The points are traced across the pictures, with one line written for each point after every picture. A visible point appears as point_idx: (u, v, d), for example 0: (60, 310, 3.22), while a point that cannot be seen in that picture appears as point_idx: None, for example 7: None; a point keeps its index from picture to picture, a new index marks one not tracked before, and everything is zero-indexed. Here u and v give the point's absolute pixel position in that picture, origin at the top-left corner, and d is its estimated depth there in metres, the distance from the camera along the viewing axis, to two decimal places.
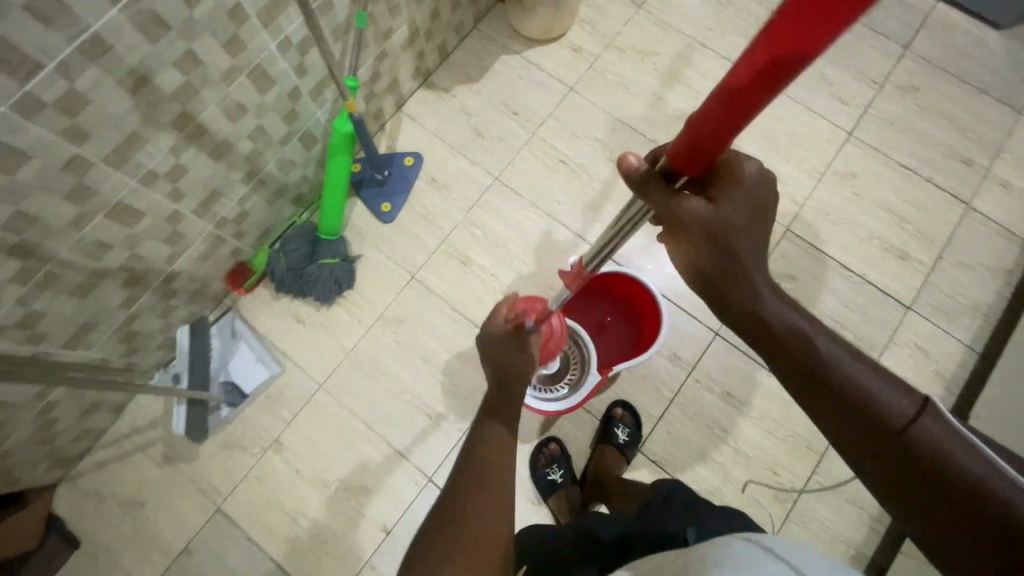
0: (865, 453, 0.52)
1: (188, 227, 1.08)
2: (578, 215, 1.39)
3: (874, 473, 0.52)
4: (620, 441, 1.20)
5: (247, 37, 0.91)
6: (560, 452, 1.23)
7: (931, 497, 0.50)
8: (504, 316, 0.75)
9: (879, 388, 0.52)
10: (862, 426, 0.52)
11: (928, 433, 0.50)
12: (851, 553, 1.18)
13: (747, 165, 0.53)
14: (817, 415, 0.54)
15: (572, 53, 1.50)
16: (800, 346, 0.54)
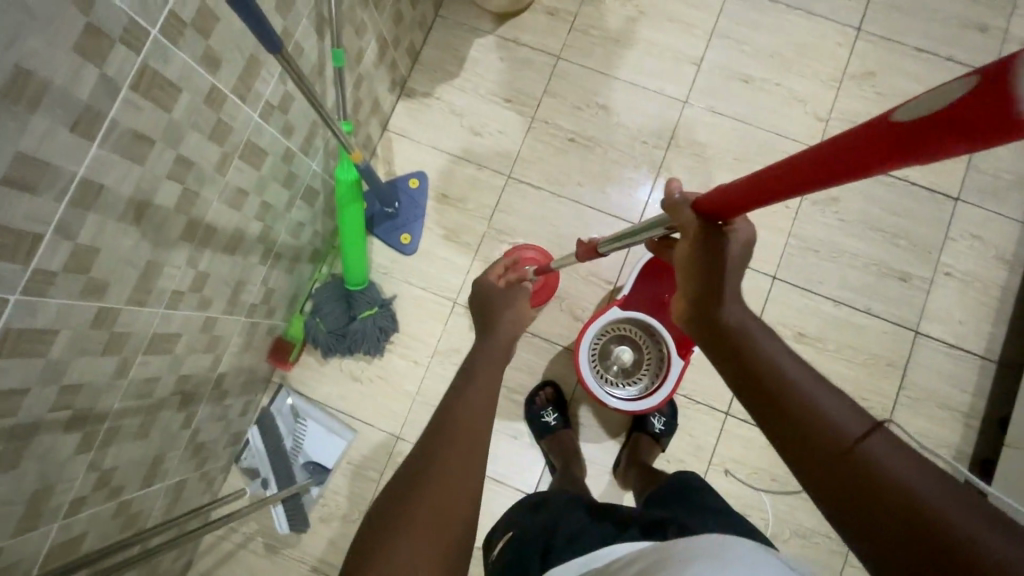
0: (807, 474, 0.45)
1: (222, 327, 1.00)
2: (603, 192, 1.31)
3: (812, 488, 0.45)
4: (657, 430, 1.18)
5: (231, 117, 0.81)
6: (557, 395, 1.23)
7: (882, 534, 0.40)
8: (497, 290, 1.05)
9: (831, 405, 0.47)
10: (804, 439, 0.46)
11: (877, 454, 0.43)
12: (954, 454, 1.19)
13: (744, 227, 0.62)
14: (760, 419, 0.50)
15: (548, 18, 1.38)
16: (767, 351, 0.53)
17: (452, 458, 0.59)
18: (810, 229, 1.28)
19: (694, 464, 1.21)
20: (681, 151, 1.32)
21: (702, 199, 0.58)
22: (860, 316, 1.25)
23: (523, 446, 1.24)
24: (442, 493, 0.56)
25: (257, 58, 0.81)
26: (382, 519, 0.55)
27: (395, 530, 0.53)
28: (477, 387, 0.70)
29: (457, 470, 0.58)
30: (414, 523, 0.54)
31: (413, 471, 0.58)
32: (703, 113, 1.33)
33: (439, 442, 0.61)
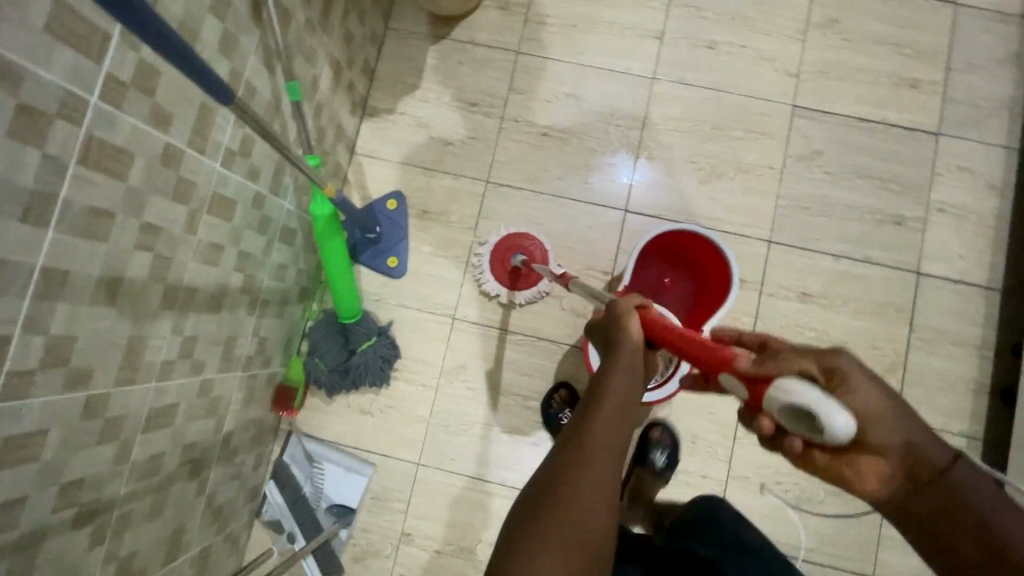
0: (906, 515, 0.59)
1: (220, 387, 0.96)
2: (585, 182, 1.29)
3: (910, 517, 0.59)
4: (658, 465, 1.18)
5: (192, 173, 0.77)
6: (572, 395, 1.21)
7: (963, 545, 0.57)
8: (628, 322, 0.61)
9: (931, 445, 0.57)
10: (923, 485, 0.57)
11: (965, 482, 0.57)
12: (974, 388, 1.19)
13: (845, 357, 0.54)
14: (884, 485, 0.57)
15: (501, 13, 1.34)
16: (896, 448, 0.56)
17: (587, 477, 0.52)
18: (797, 186, 1.26)
19: (720, 442, 1.20)
20: (657, 129, 1.29)
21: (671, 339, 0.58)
22: (861, 266, 1.24)
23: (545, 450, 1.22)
24: (578, 523, 0.50)
25: (208, 107, 0.77)
26: (522, 531, 0.51)
27: (534, 558, 0.49)
28: (605, 440, 0.53)
29: (595, 497, 0.51)
30: (555, 554, 0.49)
31: (537, 517, 0.51)
32: (673, 86, 1.30)
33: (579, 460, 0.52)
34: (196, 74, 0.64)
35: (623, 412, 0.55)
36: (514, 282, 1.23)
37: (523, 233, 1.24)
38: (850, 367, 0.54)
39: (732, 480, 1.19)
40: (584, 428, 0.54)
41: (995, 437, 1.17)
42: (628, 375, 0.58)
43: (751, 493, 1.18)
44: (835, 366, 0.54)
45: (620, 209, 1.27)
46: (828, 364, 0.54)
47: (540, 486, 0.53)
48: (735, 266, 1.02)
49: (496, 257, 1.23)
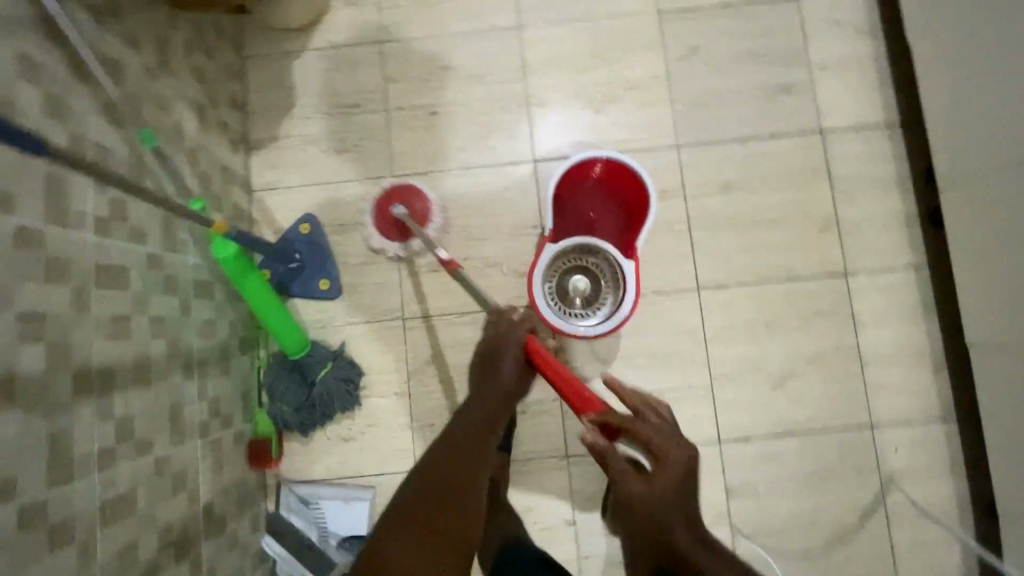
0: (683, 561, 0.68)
1: (181, 461, 0.92)
2: (486, 146, 1.27)
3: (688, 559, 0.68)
4: None
5: (61, 250, 0.72)
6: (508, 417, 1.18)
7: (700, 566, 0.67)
8: (513, 357, 0.92)
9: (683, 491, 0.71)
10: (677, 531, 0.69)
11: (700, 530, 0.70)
12: (905, 220, 1.23)
13: (677, 453, 0.73)
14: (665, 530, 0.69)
15: (351, 10, 1.31)
16: (671, 529, 0.69)
17: (451, 492, 0.80)
18: (686, 86, 1.28)
19: (693, 350, 1.21)
20: (538, 74, 1.29)
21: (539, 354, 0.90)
22: (768, 141, 1.26)
23: (533, 414, 1.21)
24: (438, 509, 0.78)
25: (57, 177, 0.73)
26: (404, 512, 0.78)
27: (405, 535, 0.76)
28: (473, 458, 0.84)
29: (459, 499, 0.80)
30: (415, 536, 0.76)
31: (407, 505, 0.78)
32: (541, 29, 1.30)
33: (452, 473, 0.82)
34: (22, 147, 0.60)
35: (484, 429, 0.87)
36: (403, 236, 1.20)
37: (400, 185, 1.22)
38: (678, 468, 0.72)
39: (716, 381, 1.20)
40: (455, 446, 0.84)
41: (936, 259, 1.22)
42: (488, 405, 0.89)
43: (737, 389, 1.20)
44: (667, 458, 0.73)
45: (528, 162, 1.27)
46: (659, 451, 0.74)
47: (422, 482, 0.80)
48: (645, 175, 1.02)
49: (379, 216, 1.21)
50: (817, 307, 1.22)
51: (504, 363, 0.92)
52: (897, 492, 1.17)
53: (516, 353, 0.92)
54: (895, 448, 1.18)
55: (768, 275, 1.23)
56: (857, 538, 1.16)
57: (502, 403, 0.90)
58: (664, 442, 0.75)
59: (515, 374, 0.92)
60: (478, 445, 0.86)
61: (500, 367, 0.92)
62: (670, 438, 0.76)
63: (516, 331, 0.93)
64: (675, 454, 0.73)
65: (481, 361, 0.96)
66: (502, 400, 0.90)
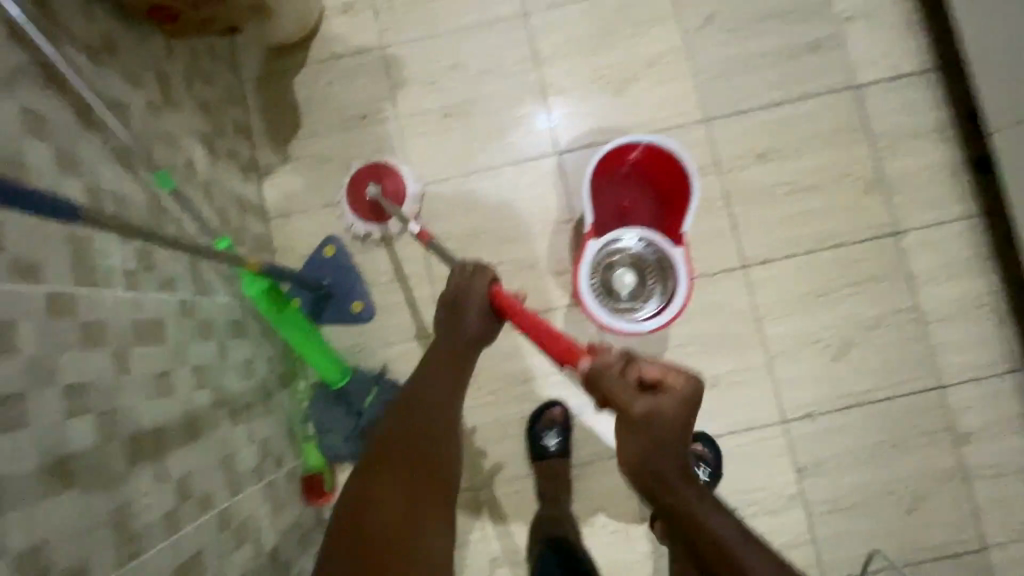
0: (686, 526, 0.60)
1: (241, 510, 0.88)
2: (505, 143, 1.22)
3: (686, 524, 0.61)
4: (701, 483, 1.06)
5: (96, 313, 0.68)
6: (564, 416, 1.14)
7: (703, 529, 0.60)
8: (478, 303, 0.84)
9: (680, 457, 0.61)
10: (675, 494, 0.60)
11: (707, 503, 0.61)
12: (952, 170, 1.17)
13: (684, 381, 0.62)
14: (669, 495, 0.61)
15: (347, 17, 1.24)
16: (674, 459, 0.60)
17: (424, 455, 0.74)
18: (708, 55, 1.21)
19: (746, 330, 1.16)
20: (549, 60, 1.22)
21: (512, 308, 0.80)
22: (800, 103, 1.20)
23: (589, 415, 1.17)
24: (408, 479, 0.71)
25: (80, 236, 0.68)
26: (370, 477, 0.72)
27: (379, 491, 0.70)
28: (445, 414, 0.78)
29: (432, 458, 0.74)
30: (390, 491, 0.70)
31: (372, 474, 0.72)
32: (547, 13, 1.23)
33: (419, 434, 0.75)
34: (53, 215, 0.54)
35: (454, 390, 0.80)
36: (380, 218, 1.17)
37: (369, 164, 1.18)
38: (686, 397, 0.61)
39: (773, 360, 1.15)
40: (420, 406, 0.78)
41: (989, 207, 1.16)
42: (452, 358, 0.82)
43: (796, 365, 1.15)
44: (673, 387, 0.62)
45: (551, 154, 1.21)
46: (662, 379, 0.63)
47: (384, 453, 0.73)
48: (687, 156, 0.97)
49: (354, 199, 1.17)
50: (870, 271, 1.16)
51: (469, 310, 0.83)
52: (974, 452, 1.13)
53: (480, 300, 0.84)
54: (967, 407, 1.14)
55: (816, 243, 1.17)
56: (936, 504, 1.13)
57: (468, 352, 0.83)
58: (667, 371, 0.63)
59: (481, 322, 0.83)
60: (445, 407, 0.78)
61: (464, 313, 0.83)
62: (675, 368, 0.63)
63: (479, 276, 0.85)
64: (680, 381, 0.62)
65: (442, 312, 0.86)
66: (465, 347, 0.82)
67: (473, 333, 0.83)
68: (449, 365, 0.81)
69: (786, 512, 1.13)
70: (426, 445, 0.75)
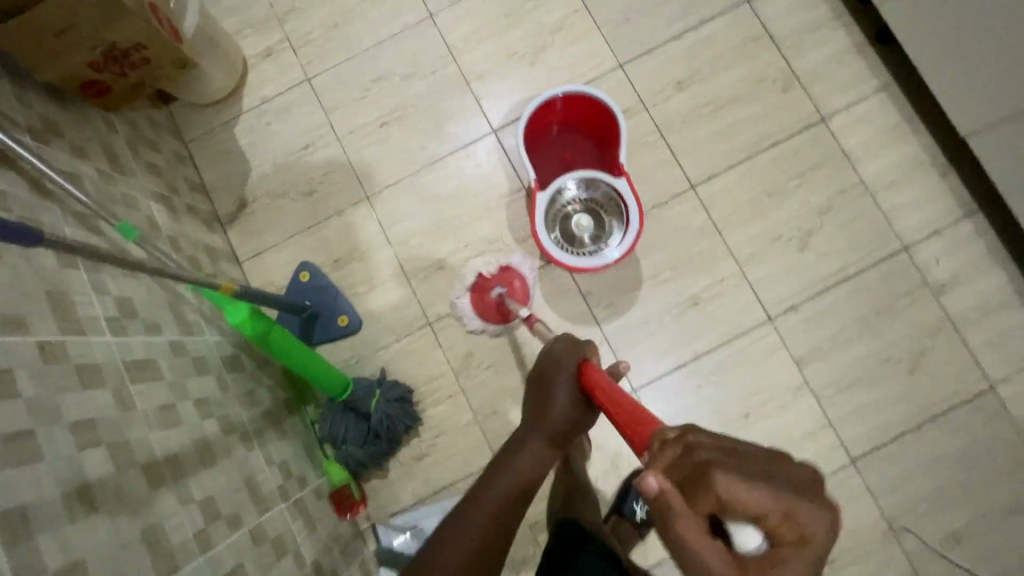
0: None
1: (274, 526, 0.91)
2: (443, 134, 1.28)
3: None
4: (640, 517, 1.11)
5: (88, 356, 0.72)
6: None
7: None
8: (570, 386, 0.72)
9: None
10: None
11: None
12: (858, 49, 1.24)
13: (817, 519, 0.41)
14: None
15: (269, 61, 1.32)
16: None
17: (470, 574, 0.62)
18: (606, 8, 1.29)
19: (711, 244, 1.20)
20: (464, 50, 1.30)
21: (594, 378, 0.69)
22: (702, 28, 1.27)
23: None
24: None
25: (57, 291, 0.72)
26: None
27: None
28: (494, 523, 0.65)
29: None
30: None
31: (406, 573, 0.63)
32: (451, 9, 1.31)
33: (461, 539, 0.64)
34: (19, 243, 0.56)
35: (517, 496, 0.67)
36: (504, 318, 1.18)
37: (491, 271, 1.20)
38: (817, 551, 0.40)
39: (745, 265, 1.20)
40: (484, 490, 0.67)
41: (901, 73, 1.23)
42: (532, 455, 0.69)
43: (766, 264, 1.20)
44: (804, 536, 0.40)
45: (488, 134, 1.27)
46: (782, 522, 0.40)
47: (435, 546, 0.64)
48: (602, 92, 1.03)
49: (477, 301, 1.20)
50: (809, 160, 1.22)
51: (561, 386, 0.72)
52: (955, 299, 1.17)
53: (570, 376, 0.72)
54: (936, 259, 1.18)
55: (752, 148, 1.23)
56: (936, 359, 1.16)
57: (555, 441, 0.71)
58: (777, 505, 0.40)
59: (572, 403, 0.71)
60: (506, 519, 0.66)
61: (557, 395, 0.71)
62: (761, 451, 0.44)
63: (576, 348, 0.75)
64: (817, 528, 0.41)
65: (531, 385, 0.75)
66: (546, 439, 0.70)
67: (570, 405, 0.71)
68: (534, 457, 0.69)
69: (797, 404, 1.16)
70: (478, 558, 0.63)
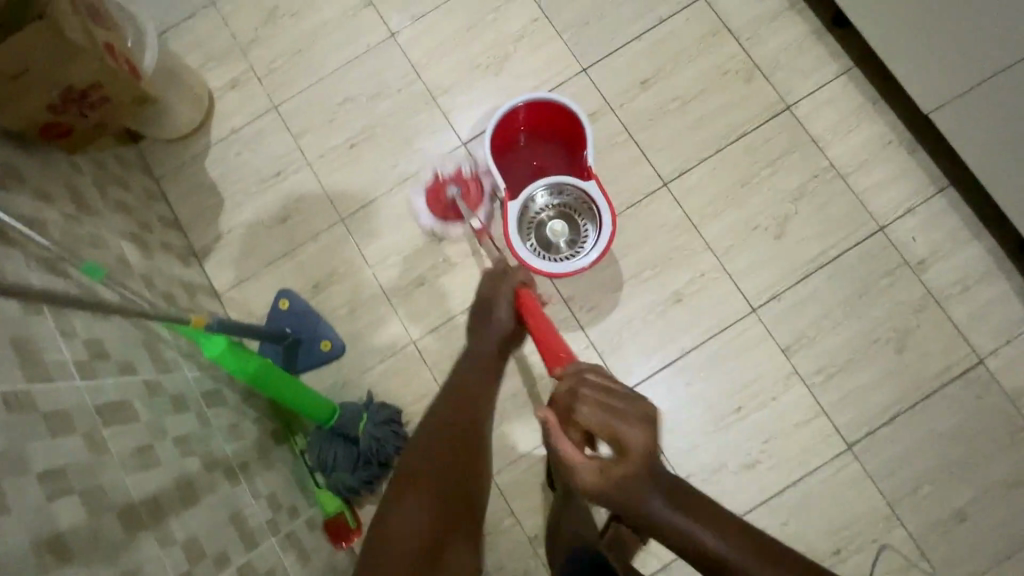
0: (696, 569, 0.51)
1: (264, 561, 0.89)
2: (413, 150, 1.28)
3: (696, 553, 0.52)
4: None
5: (56, 403, 0.70)
6: None
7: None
8: (507, 306, 0.88)
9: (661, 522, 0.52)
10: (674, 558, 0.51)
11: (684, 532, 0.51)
12: (817, 37, 1.26)
13: (633, 436, 0.54)
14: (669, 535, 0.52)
15: (235, 92, 1.32)
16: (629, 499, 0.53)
17: (455, 470, 0.68)
18: (566, 14, 1.30)
19: (688, 240, 1.20)
20: (428, 66, 1.30)
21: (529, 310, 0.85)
22: (662, 27, 1.28)
23: None
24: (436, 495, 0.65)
25: (21, 338, 0.71)
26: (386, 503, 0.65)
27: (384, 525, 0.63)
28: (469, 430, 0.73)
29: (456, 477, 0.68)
30: (405, 519, 0.62)
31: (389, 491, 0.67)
32: (412, 27, 1.32)
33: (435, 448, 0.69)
34: None
35: (478, 402, 0.77)
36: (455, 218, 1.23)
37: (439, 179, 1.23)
38: (637, 451, 0.54)
39: (724, 257, 1.20)
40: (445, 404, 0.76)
41: (860, 56, 1.24)
42: (482, 369, 0.82)
43: (745, 254, 1.19)
44: (626, 444, 0.54)
45: (457, 147, 1.27)
46: (607, 431, 0.56)
47: (409, 458, 0.69)
48: (564, 97, 1.03)
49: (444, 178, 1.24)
50: (779, 148, 1.22)
51: (500, 311, 0.88)
52: (936, 275, 1.17)
53: (508, 304, 0.88)
54: (913, 237, 1.18)
55: (721, 141, 1.23)
56: (922, 336, 1.15)
57: (498, 352, 0.85)
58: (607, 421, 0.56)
59: (508, 327, 0.87)
60: (472, 419, 0.74)
61: (496, 316, 0.87)
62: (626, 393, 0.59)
63: (513, 280, 0.90)
64: (635, 438, 0.54)
65: (473, 318, 0.90)
66: (493, 352, 0.85)
67: (511, 321, 0.87)
68: (484, 364, 0.83)
69: (788, 393, 1.15)
70: (456, 458, 0.69)
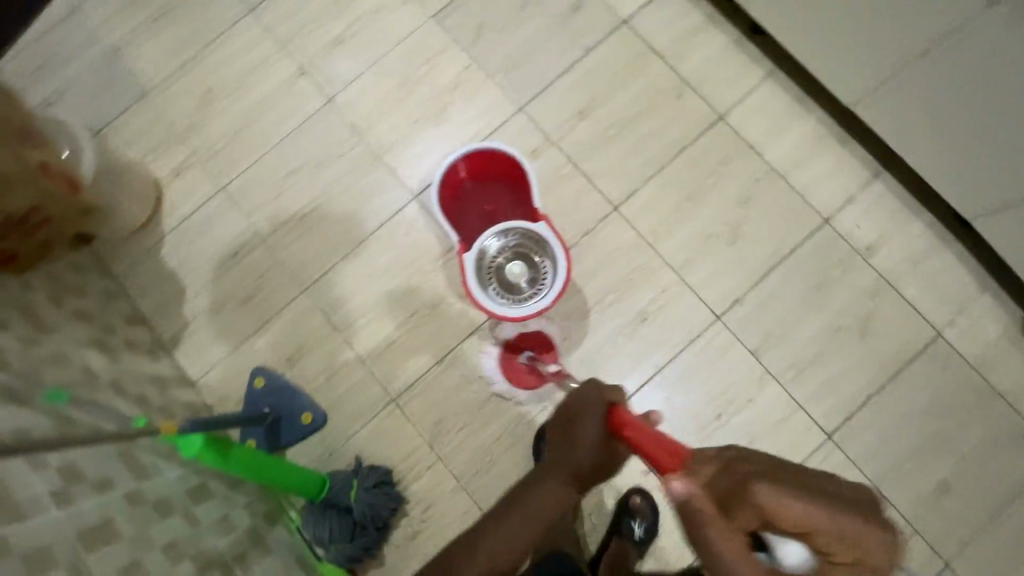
0: None
1: None
2: (366, 212, 1.29)
3: None
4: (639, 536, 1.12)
5: (33, 541, 0.70)
6: None
7: None
8: (597, 416, 0.77)
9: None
10: None
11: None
12: (737, 47, 1.30)
13: (857, 535, 0.64)
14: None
15: (181, 179, 1.33)
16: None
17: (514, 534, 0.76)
18: (496, 58, 1.33)
19: (645, 259, 1.23)
20: (369, 127, 1.32)
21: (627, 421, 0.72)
22: (589, 58, 1.32)
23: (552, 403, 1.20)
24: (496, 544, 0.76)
25: None
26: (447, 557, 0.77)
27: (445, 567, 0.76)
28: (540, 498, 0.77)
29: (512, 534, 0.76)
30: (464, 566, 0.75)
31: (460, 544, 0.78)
32: (348, 90, 1.34)
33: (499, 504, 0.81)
34: None
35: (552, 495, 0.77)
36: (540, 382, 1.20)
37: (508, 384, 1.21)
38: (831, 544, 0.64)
39: (682, 271, 1.23)
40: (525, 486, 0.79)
41: (781, 58, 1.29)
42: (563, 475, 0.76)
43: (701, 265, 1.23)
44: (838, 541, 0.64)
45: (409, 202, 1.29)
46: (812, 526, 0.64)
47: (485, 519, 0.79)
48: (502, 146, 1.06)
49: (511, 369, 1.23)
50: (718, 158, 1.26)
51: (586, 423, 0.77)
52: (884, 258, 1.21)
53: (599, 411, 0.77)
54: (857, 225, 1.22)
55: (662, 159, 1.27)
56: (882, 318, 1.19)
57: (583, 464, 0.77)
58: (815, 516, 0.64)
59: (598, 440, 0.77)
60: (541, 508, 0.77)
61: (583, 432, 0.77)
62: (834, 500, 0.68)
63: (602, 392, 0.79)
64: (855, 534, 0.64)
65: (560, 421, 0.82)
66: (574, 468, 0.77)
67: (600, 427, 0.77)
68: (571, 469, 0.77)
69: (763, 394, 1.18)
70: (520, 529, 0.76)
